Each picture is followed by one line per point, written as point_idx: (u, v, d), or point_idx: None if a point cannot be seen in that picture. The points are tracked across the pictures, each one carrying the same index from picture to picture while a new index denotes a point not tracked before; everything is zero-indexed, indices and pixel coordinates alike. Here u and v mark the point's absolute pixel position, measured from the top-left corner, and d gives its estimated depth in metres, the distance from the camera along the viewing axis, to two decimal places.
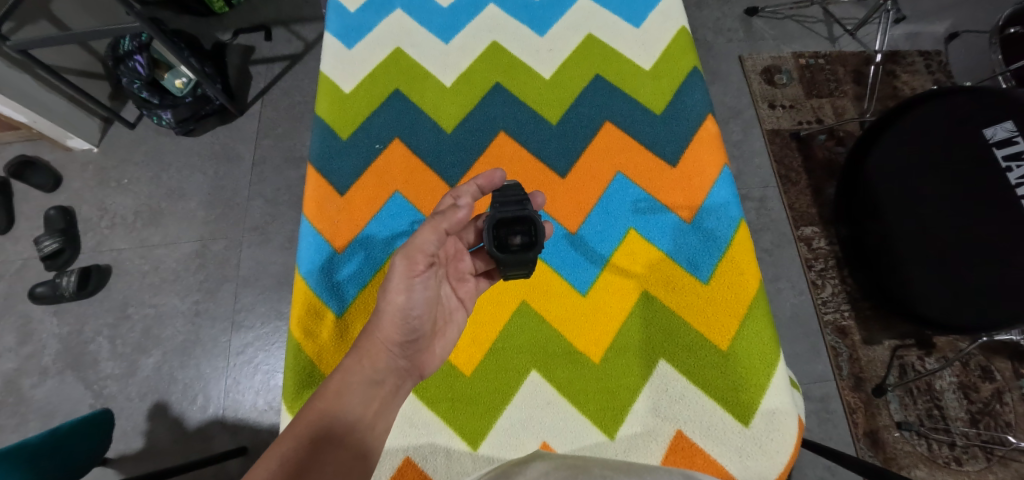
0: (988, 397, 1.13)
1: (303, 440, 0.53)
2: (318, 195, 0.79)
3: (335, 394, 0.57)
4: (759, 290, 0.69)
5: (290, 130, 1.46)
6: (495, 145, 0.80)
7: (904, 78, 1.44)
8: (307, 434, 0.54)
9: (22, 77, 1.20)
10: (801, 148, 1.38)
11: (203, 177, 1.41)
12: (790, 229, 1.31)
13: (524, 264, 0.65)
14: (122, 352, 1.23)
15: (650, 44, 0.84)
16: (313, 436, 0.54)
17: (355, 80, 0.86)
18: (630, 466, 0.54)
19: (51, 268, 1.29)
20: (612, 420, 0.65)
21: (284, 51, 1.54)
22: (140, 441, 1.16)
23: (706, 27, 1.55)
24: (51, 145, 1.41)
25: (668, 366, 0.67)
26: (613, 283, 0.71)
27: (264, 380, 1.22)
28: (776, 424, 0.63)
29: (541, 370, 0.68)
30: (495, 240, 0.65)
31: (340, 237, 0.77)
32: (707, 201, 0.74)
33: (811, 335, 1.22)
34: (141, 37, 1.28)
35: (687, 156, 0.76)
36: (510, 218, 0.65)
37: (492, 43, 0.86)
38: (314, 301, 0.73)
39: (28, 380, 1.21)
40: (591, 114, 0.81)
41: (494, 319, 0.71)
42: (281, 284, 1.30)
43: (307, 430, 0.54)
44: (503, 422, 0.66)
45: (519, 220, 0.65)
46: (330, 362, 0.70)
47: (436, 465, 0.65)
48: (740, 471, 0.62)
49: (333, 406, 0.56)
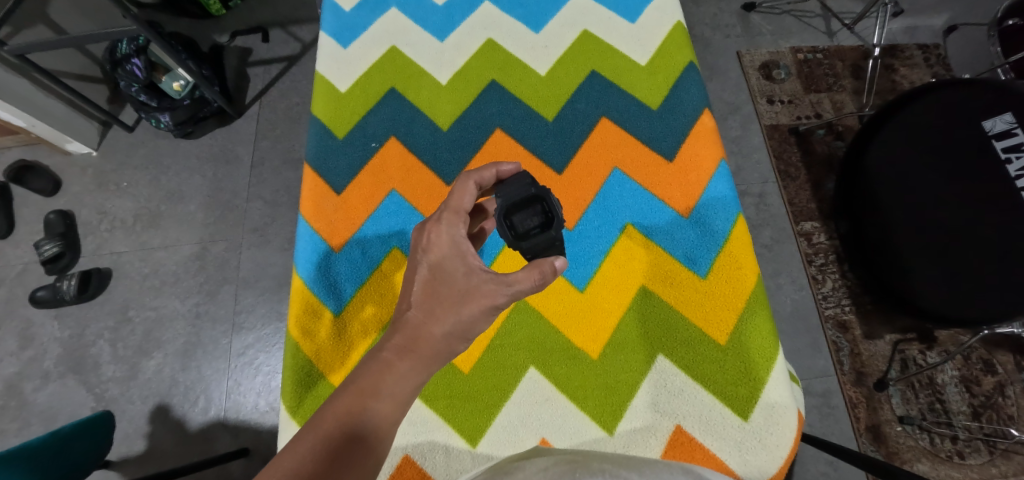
0: (990, 390, 1.13)
1: (323, 444, 0.49)
2: (314, 194, 0.79)
3: (364, 393, 0.52)
4: (758, 285, 0.69)
5: (288, 131, 1.46)
6: (492, 142, 0.80)
7: (902, 72, 1.44)
8: (330, 436, 0.49)
9: (20, 81, 1.20)
10: (800, 142, 1.37)
11: (202, 179, 1.41)
12: (790, 225, 1.31)
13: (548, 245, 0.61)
14: (122, 355, 1.24)
15: (646, 39, 0.83)
16: (335, 441, 0.49)
17: (350, 79, 0.85)
18: (630, 459, 0.55)
19: (51, 272, 1.28)
20: (612, 415, 0.65)
21: (281, 52, 1.54)
22: (142, 443, 1.16)
23: (703, 23, 1.55)
24: (50, 150, 1.42)
25: (666, 361, 0.67)
26: (611, 278, 0.71)
27: (265, 382, 1.22)
28: (775, 418, 0.63)
29: (540, 366, 0.68)
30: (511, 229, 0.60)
31: (337, 236, 0.77)
32: (705, 195, 0.73)
33: (812, 330, 1.21)
34: (138, 40, 1.29)
35: (683, 151, 0.76)
36: (519, 201, 0.61)
37: (487, 40, 0.86)
38: (312, 301, 0.73)
39: (29, 384, 1.21)
40: (587, 110, 0.81)
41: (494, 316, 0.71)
42: (281, 285, 1.30)
43: (331, 432, 0.49)
44: (502, 418, 0.66)
45: (529, 202, 0.61)
46: (329, 361, 0.70)
47: (435, 463, 0.65)
48: (740, 465, 0.62)
49: (361, 408, 0.51)
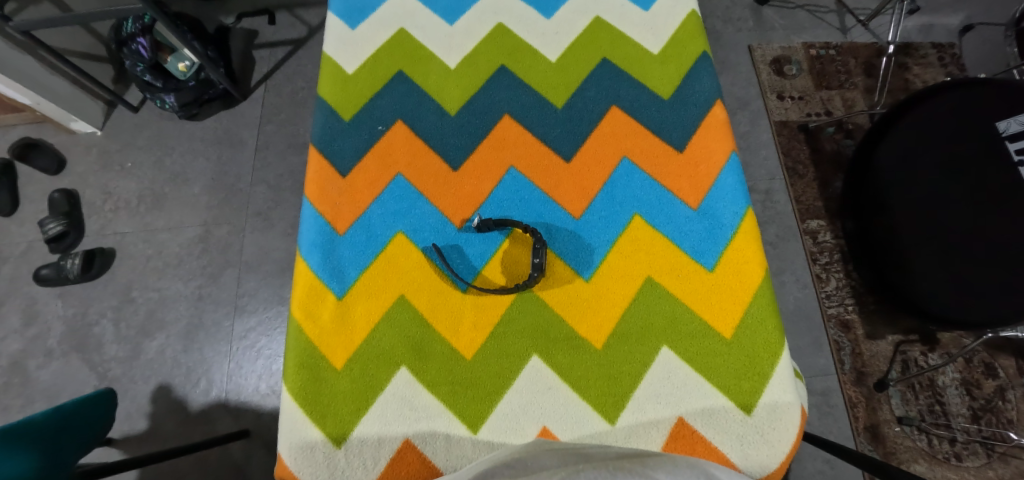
0: (991, 393, 1.13)
1: None
2: (319, 176, 0.74)
3: None
4: (765, 278, 0.66)
5: (294, 115, 1.45)
6: (499, 129, 0.76)
7: (915, 71, 1.42)
8: None
9: (25, 59, 1.20)
10: (809, 140, 1.36)
11: (206, 161, 1.41)
12: (797, 222, 1.30)
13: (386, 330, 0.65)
14: (126, 334, 1.24)
15: (659, 28, 0.80)
16: None
17: (357, 61, 0.81)
18: (627, 454, 0.54)
19: (56, 251, 1.29)
20: (613, 406, 0.61)
21: (287, 36, 1.53)
22: (144, 422, 1.17)
23: (715, 16, 1.53)
24: (55, 129, 1.42)
25: (670, 353, 0.63)
26: (617, 268, 0.67)
27: (266, 365, 1.22)
28: (778, 413, 0.61)
29: (542, 354, 0.64)
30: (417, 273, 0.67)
31: (341, 221, 0.71)
32: (714, 188, 0.70)
33: (814, 329, 1.21)
34: (144, 19, 1.28)
35: (693, 142, 0.73)
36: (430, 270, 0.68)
37: (497, 25, 0.82)
38: (314, 283, 0.68)
39: (33, 362, 1.22)
40: (597, 98, 0.77)
41: (510, 257, 0.68)
42: (283, 270, 1.30)
43: None
44: (503, 406, 0.61)
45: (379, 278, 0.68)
46: (332, 346, 0.65)
47: (436, 448, 0.60)
48: (741, 459, 0.60)
49: None
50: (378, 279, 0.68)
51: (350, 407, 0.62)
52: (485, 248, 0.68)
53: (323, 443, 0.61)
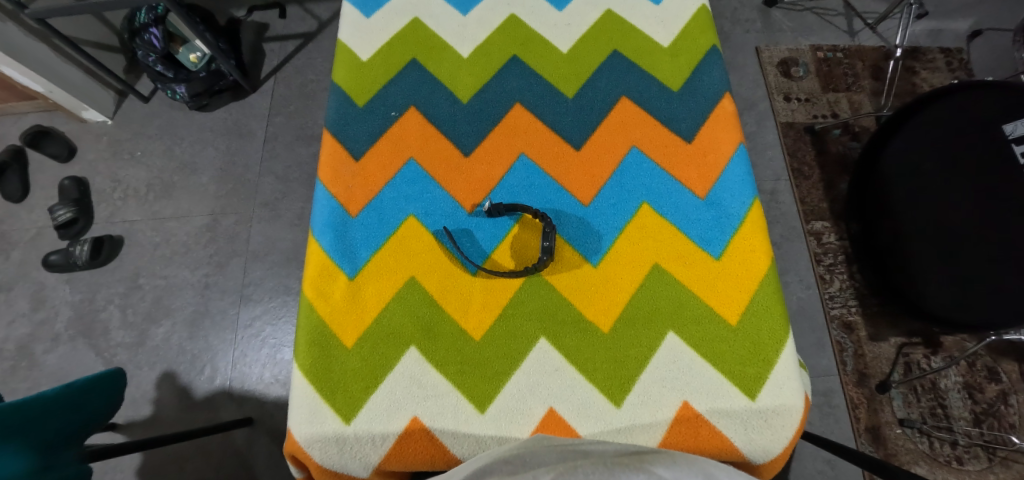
0: (993, 398, 1.13)
1: None
2: (332, 159, 0.75)
3: None
4: (771, 267, 0.67)
5: (303, 108, 1.46)
6: (511, 116, 0.77)
7: (923, 75, 1.42)
8: None
9: (40, 47, 1.22)
10: (815, 141, 1.37)
11: (215, 151, 1.42)
12: (801, 223, 1.30)
13: (395, 311, 0.66)
14: (132, 320, 1.26)
15: (669, 21, 0.81)
16: None
17: (372, 48, 0.82)
18: (626, 451, 0.54)
19: (65, 237, 1.32)
20: (619, 388, 0.62)
21: (298, 29, 1.55)
22: (149, 408, 1.19)
23: (724, 16, 1.53)
24: (66, 117, 1.44)
25: (677, 338, 0.64)
26: (625, 254, 0.68)
27: (271, 354, 1.23)
28: (782, 399, 0.61)
29: (549, 337, 0.64)
30: (430, 255, 0.69)
31: (354, 203, 0.72)
32: (722, 178, 0.71)
33: (817, 329, 1.21)
34: (157, 10, 1.30)
35: (701, 133, 0.74)
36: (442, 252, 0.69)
37: (510, 16, 0.83)
38: (326, 263, 0.69)
39: (40, 346, 1.23)
40: (608, 88, 0.78)
41: (520, 242, 0.69)
42: (289, 261, 1.31)
43: None
44: (511, 387, 0.62)
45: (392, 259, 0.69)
46: (343, 324, 0.66)
47: (444, 426, 0.61)
48: (744, 443, 0.60)
49: None
50: (389, 259, 0.69)
51: (360, 383, 0.63)
52: (495, 232, 0.70)
53: (332, 418, 0.62)
